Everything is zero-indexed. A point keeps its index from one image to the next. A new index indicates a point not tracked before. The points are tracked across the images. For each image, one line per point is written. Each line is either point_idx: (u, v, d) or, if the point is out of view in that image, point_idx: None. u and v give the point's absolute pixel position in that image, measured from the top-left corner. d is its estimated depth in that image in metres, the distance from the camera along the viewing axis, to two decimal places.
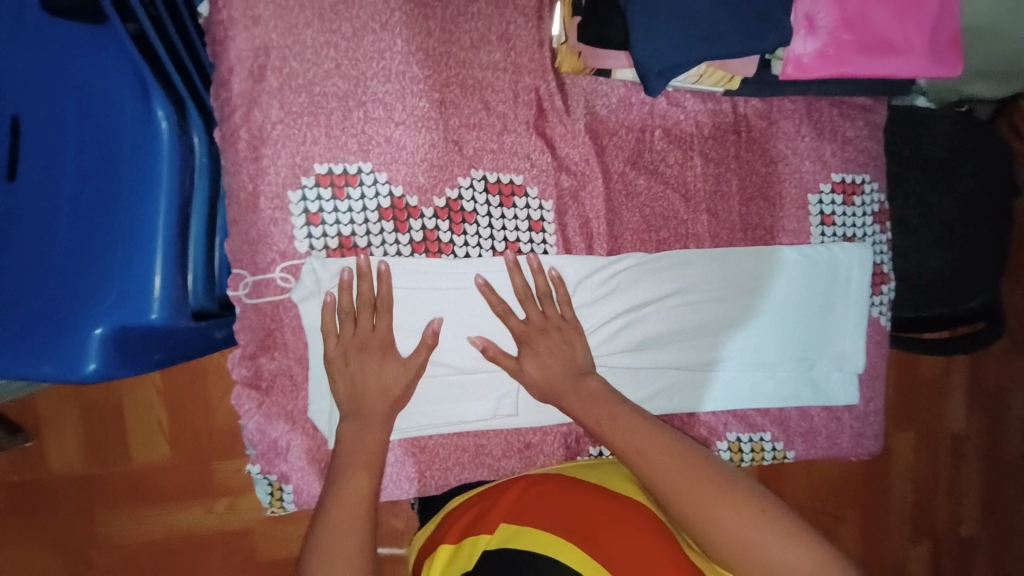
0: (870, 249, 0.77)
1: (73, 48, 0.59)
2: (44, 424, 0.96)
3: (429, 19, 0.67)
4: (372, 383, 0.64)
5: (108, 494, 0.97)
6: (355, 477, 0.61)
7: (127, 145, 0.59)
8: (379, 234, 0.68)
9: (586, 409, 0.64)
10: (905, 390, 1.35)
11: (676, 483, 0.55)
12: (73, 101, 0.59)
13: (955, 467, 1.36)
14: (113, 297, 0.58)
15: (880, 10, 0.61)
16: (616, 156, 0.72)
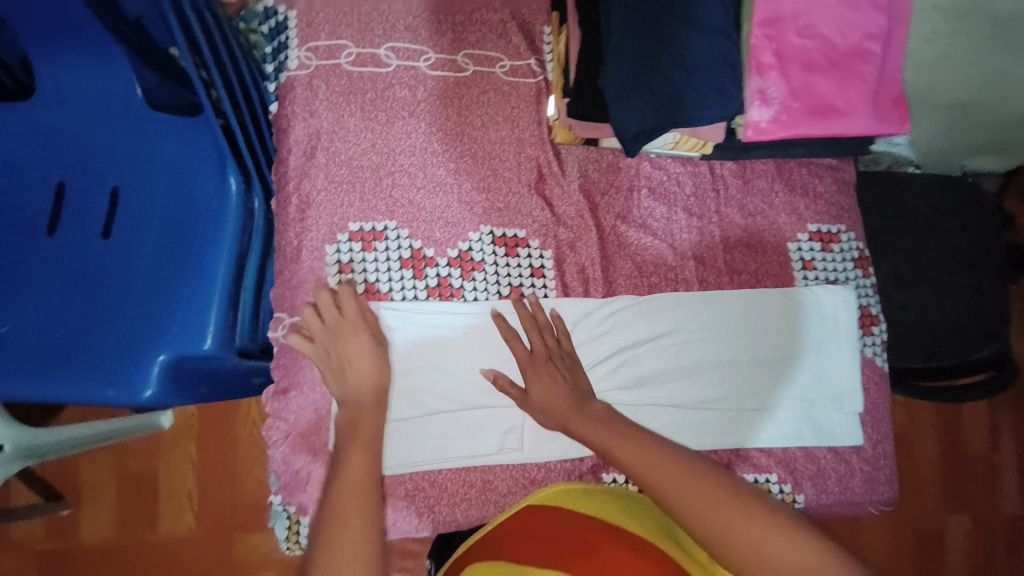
0: (853, 291, 0.82)
1: (171, 134, 0.74)
2: (81, 493, 1.03)
3: (448, 106, 0.82)
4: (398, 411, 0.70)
5: (130, 567, 1.02)
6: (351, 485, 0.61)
7: (202, 208, 0.73)
8: (400, 281, 0.78)
9: (598, 433, 0.69)
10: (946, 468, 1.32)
11: (698, 505, 0.60)
12: (164, 174, 0.74)
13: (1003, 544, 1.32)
14: (175, 330, 0.69)
15: (822, 83, 0.72)
16: (608, 212, 0.82)
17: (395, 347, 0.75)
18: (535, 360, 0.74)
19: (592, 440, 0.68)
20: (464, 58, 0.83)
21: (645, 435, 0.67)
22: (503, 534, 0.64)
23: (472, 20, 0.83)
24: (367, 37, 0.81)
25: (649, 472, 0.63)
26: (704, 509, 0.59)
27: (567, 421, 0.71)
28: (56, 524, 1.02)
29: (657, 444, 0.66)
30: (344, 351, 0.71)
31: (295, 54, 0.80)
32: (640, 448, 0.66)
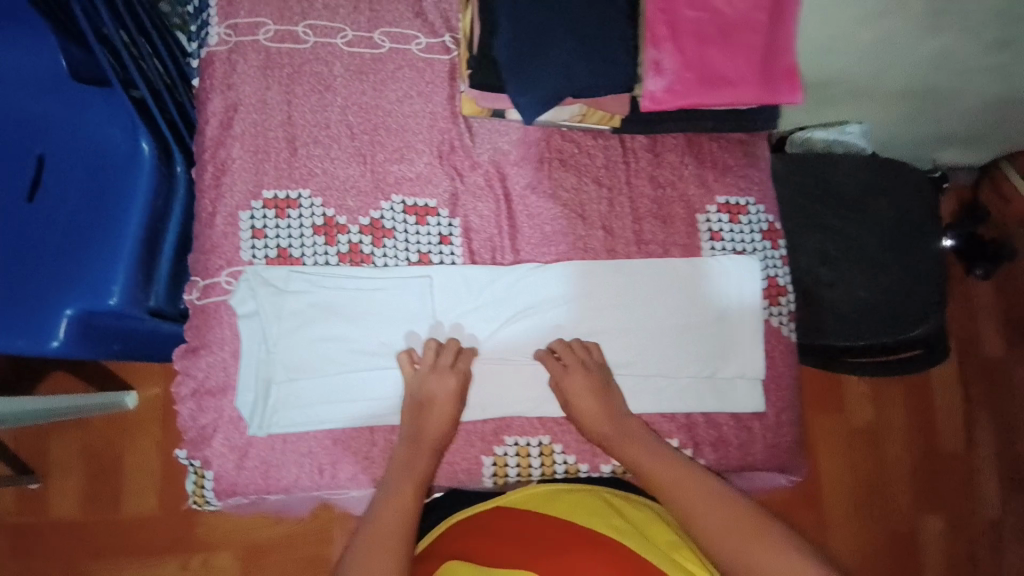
0: (758, 261, 0.84)
1: (94, 105, 0.79)
2: (51, 470, 1.09)
3: (364, 80, 0.84)
4: (432, 419, 0.75)
5: (93, 544, 1.08)
6: (399, 495, 0.70)
7: (120, 175, 0.79)
8: (313, 247, 0.80)
9: (627, 449, 0.74)
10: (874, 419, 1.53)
11: (713, 528, 0.65)
12: (86, 143, 0.79)
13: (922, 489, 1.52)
14: (84, 286, 0.74)
15: (713, 53, 0.74)
16: (518, 182, 0.85)
17: (304, 309, 0.78)
18: (570, 375, 0.77)
19: (623, 455, 0.74)
20: (381, 35, 0.85)
21: (677, 459, 0.72)
22: (477, 529, 0.72)
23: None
24: (287, 15, 0.84)
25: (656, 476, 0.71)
26: (701, 513, 0.67)
27: (603, 437, 0.76)
28: (26, 498, 1.09)
29: (686, 466, 0.72)
30: (437, 391, 0.76)
31: (215, 31, 0.83)
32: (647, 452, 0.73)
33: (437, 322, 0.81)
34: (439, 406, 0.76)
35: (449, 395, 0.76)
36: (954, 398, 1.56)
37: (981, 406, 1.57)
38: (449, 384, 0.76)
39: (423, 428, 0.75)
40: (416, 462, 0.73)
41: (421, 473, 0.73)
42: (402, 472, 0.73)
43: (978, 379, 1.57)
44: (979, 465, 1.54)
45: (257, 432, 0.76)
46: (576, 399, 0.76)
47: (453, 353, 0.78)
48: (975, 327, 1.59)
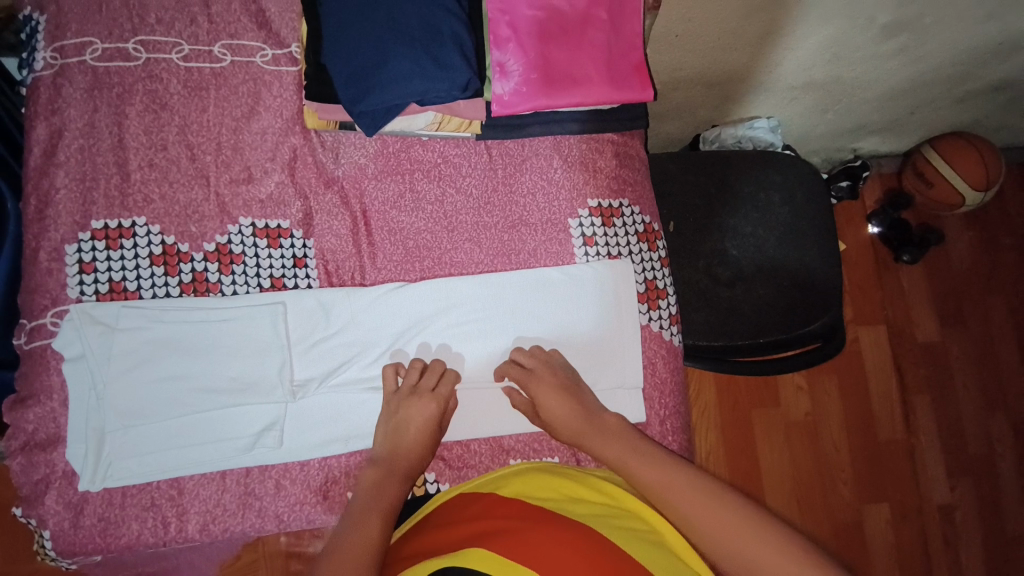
0: (632, 265, 0.82)
1: None
2: None
3: (205, 97, 0.79)
4: (409, 438, 0.70)
5: None
6: (365, 526, 0.62)
7: None
8: (151, 279, 0.74)
9: (606, 446, 0.70)
10: (813, 397, 1.50)
11: (706, 522, 0.60)
12: None
13: (871, 465, 1.49)
14: None
15: (556, 53, 0.72)
16: (377, 197, 0.80)
17: (140, 347, 0.72)
18: (540, 379, 0.74)
19: (599, 450, 0.71)
20: (221, 48, 0.80)
21: (655, 451, 0.69)
22: (439, 524, 0.64)
23: (229, 9, 0.80)
24: (116, 32, 0.78)
25: (647, 480, 0.66)
26: (693, 512, 0.62)
27: (581, 437, 0.72)
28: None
29: (668, 460, 0.67)
30: (413, 414, 0.71)
31: (41, 56, 0.76)
32: (637, 449, 0.69)
33: (291, 351, 0.76)
34: (410, 427, 0.71)
35: (421, 414, 0.71)
36: (890, 387, 1.53)
37: (918, 393, 1.54)
38: (423, 405, 0.71)
39: (395, 448, 0.70)
40: (385, 490, 0.67)
41: (388, 500, 0.66)
42: (366, 500, 0.65)
43: (915, 365, 1.56)
44: (922, 451, 1.52)
45: (91, 486, 0.70)
46: (544, 402, 0.73)
47: (435, 375, 0.74)
48: (906, 313, 1.57)
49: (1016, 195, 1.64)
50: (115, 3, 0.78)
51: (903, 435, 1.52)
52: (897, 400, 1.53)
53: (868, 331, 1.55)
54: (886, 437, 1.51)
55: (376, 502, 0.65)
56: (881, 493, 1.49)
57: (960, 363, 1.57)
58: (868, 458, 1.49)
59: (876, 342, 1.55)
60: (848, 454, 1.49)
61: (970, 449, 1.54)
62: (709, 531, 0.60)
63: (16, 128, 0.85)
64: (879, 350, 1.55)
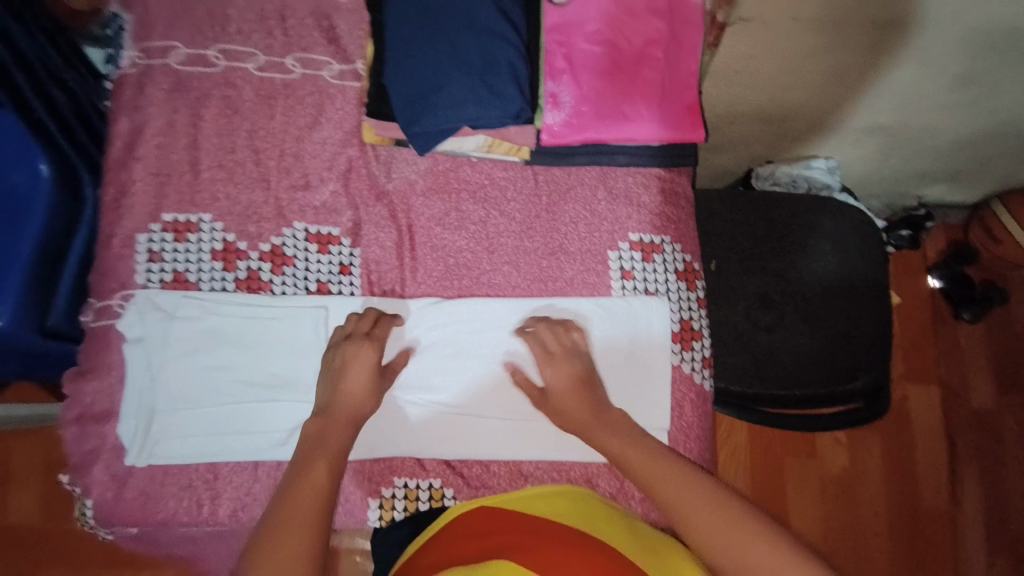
0: (668, 304, 0.82)
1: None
2: (7, 478, 1.17)
3: (274, 106, 0.84)
4: (350, 390, 0.71)
5: (42, 554, 1.14)
6: (313, 474, 0.63)
7: (19, 199, 0.83)
8: (209, 273, 0.79)
9: (607, 437, 0.70)
10: (850, 451, 1.43)
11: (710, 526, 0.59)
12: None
13: (910, 533, 1.40)
14: None
15: (609, 88, 0.73)
16: (424, 213, 0.82)
17: (192, 336, 0.77)
18: (554, 363, 0.75)
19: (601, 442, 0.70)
20: (293, 60, 0.85)
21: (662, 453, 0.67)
22: (459, 536, 0.65)
23: (303, 24, 0.85)
24: (200, 39, 0.84)
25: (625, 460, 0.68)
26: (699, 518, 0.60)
27: (585, 429, 0.72)
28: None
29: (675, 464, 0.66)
30: (351, 362, 0.73)
31: (129, 54, 0.83)
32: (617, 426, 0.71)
33: None
34: (353, 377, 0.72)
35: (368, 363, 0.73)
36: (936, 451, 1.44)
37: (969, 463, 1.45)
38: (366, 351, 0.73)
39: (337, 398, 0.71)
40: (328, 436, 0.68)
41: (336, 446, 0.67)
42: (303, 464, 0.65)
43: (965, 431, 1.46)
44: (967, 525, 1.42)
45: (136, 461, 0.75)
46: (551, 381, 0.75)
47: (371, 321, 0.76)
48: (961, 375, 1.48)
49: None
50: (203, 14, 0.84)
51: (947, 505, 1.42)
52: (943, 467, 1.44)
53: (917, 390, 1.47)
54: (931, 506, 1.42)
55: (319, 451, 0.66)
56: (918, 563, 1.40)
57: (1017, 434, 1.47)
58: (908, 525, 1.41)
59: (925, 402, 1.46)
60: (887, 518, 1.41)
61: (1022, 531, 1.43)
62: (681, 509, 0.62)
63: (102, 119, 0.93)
64: (928, 411, 1.46)
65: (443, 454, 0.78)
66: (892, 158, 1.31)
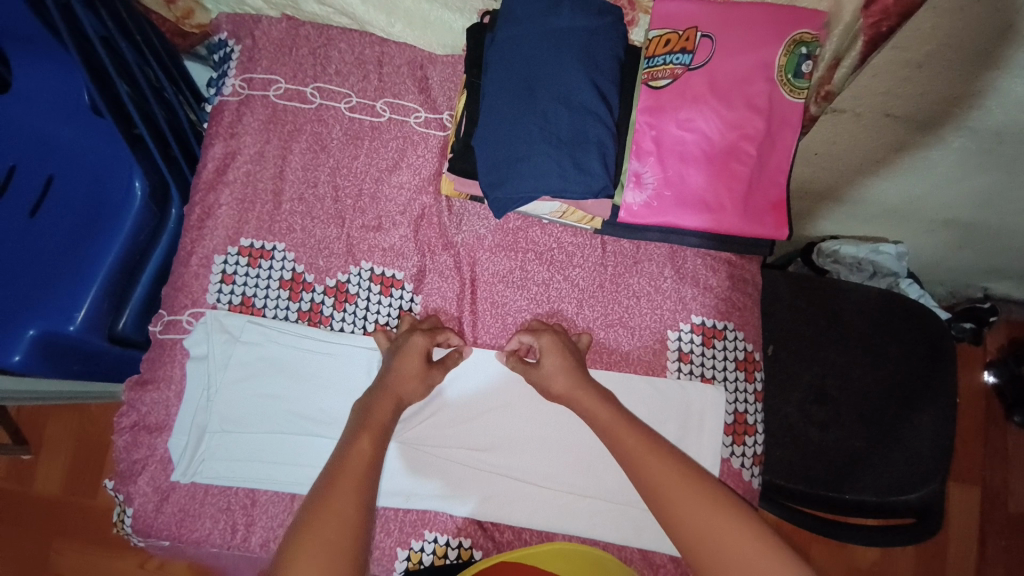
0: (724, 394, 0.80)
1: (100, 136, 0.88)
2: (42, 446, 1.21)
3: (359, 146, 0.86)
4: (396, 374, 0.73)
5: (63, 526, 1.18)
6: (359, 440, 0.65)
7: (111, 210, 0.88)
8: (275, 300, 0.81)
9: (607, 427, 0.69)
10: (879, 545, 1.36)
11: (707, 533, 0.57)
12: (88, 175, 0.88)
13: None
14: (50, 309, 0.82)
15: (693, 176, 0.72)
16: (488, 268, 0.83)
17: (251, 362, 0.79)
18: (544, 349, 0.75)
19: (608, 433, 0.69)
20: (383, 105, 0.87)
21: (669, 457, 0.65)
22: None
23: (398, 71, 0.88)
24: (300, 76, 0.88)
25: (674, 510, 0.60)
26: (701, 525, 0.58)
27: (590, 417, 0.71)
28: (15, 468, 1.20)
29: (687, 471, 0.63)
30: (407, 343, 0.75)
31: (232, 82, 0.88)
32: (676, 485, 0.62)
33: None
34: (403, 360, 0.73)
35: (418, 350, 0.74)
36: (970, 555, 1.36)
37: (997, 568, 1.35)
38: (417, 340, 0.75)
39: (390, 375, 0.73)
40: (373, 415, 0.69)
41: (380, 420, 0.68)
42: (338, 464, 0.63)
43: (999, 534, 1.37)
44: None
45: (181, 478, 0.76)
46: (544, 356, 0.75)
47: (433, 326, 0.79)
48: (1004, 478, 1.39)
49: None
50: (306, 53, 0.88)
51: None
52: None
53: (961, 492, 1.39)
54: None
55: (370, 422, 0.68)
56: None
57: None
58: None
59: (966, 505, 1.38)
60: None
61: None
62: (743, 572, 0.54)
63: (196, 140, 0.98)
64: (968, 514, 1.38)
65: (457, 513, 0.76)
66: (963, 252, 1.27)
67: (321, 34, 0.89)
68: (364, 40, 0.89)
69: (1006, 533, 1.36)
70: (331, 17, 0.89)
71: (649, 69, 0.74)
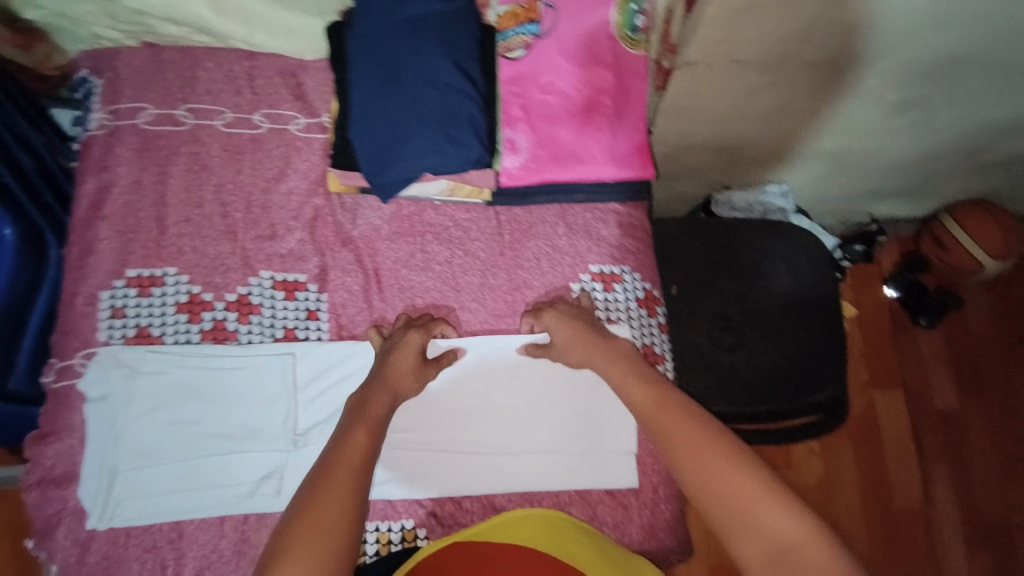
0: (628, 331, 0.84)
1: None
2: None
3: (240, 159, 0.85)
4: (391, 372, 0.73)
5: None
6: (354, 433, 0.65)
7: None
8: (175, 325, 0.79)
9: (614, 371, 0.73)
10: (822, 458, 1.42)
11: (695, 459, 0.61)
12: None
13: (893, 542, 1.38)
14: None
15: (562, 133, 0.77)
16: (389, 257, 0.84)
17: (157, 391, 0.76)
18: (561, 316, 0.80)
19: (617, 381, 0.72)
20: (260, 116, 0.87)
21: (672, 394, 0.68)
22: None
23: (271, 81, 0.88)
24: (168, 100, 0.86)
25: (671, 438, 0.63)
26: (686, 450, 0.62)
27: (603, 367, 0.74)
28: None
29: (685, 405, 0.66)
30: (400, 343, 0.76)
31: (97, 116, 0.86)
32: (689, 440, 0.62)
33: (296, 402, 0.79)
34: (399, 356, 0.75)
35: (414, 346, 0.76)
36: (907, 452, 1.44)
37: (937, 462, 1.45)
38: (414, 336, 0.77)
39: (388, 374, 0.73)
40: (368, 408, 0.69)
41: (374, 416, 0.68)
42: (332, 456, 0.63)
43: (931, 431, 1.47)
44: (944, 527, 1.40)
45: (98, 524, 0.73)
46: (554, 332, 0.80)
47: (426, 321, 0.81)
48: (921, 376, 1.50)
49: None
50: (172, 76, 0.87)
51: (929, 513, 1.41)
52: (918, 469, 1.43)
53: (883, 396, 1.48)
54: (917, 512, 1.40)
55: (366, 414, 0.68)
56: None
57: (983, 435, 1.47)
58: (891, 534, 1.39)
59: (890, 407, 1.47)
60: (881, 531, 1.38)
61: (989, 521, 1.42)
62: (723, 492, 0.58)
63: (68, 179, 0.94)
64: (895, 415, 1.47)
65: (421, 496, 0.78)
66: (841, 183, 1.37)
67: (186, 56, 0.88)
68: (231, 56, 0.88)
69: (932, 428, 1.47)
70: (191, 37, 0.89)
71: (504, 43, 0.78)
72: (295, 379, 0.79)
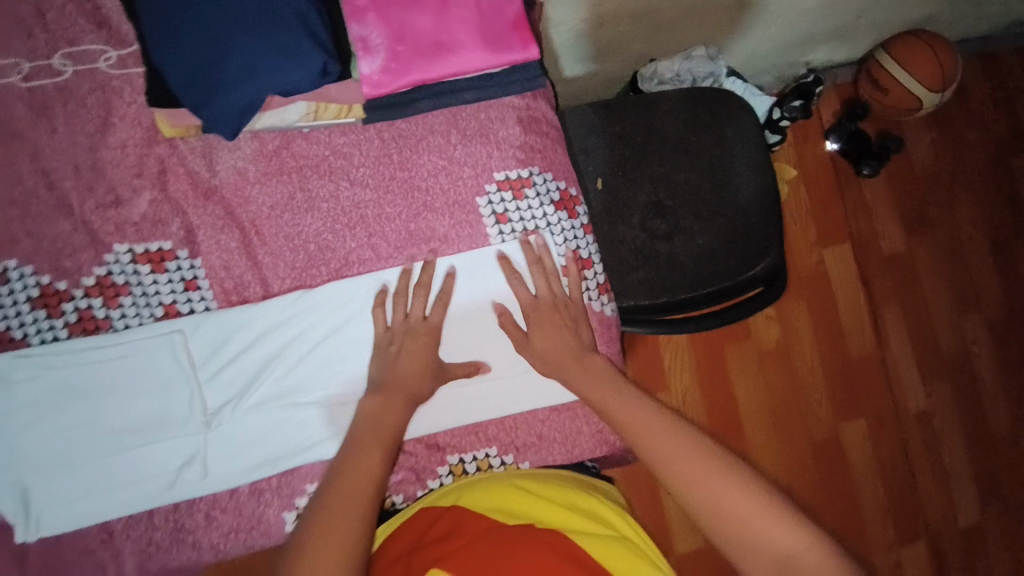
0: (550, 238, 0.79)
1: None
2: None
3: (52, 117, 0.71)
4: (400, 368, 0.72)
5: None
6: (367, 452, 0.65)
7: None
8: (36, 323, 0.70)
9: (587, 379, 0.72)
10: (778, 320, 1.42)
11: (679, 461, 0.61)
12: None
13: (851, 386, 1.43)
14: None
15: (420, 20, 0.65)
16: (263, 202, 0.74)
17: (41, 397, 0.69)
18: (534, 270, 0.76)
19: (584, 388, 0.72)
20: (61, 59, 0.71)
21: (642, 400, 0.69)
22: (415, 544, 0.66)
23: (64, 13, 0.72)
24: None
25: (652, 451, 0.63)
26: (668, 463, 0.61)
27: (564, 369, 0.74)
28: None
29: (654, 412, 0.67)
30: (407, 348, 0.73)
31: None
32: (671, 453, 0.62)
33: (197, 381, 0.72)
34: (408, 360, 0.72)
35: (417, 354, 0.73)
36: (858, 300, 1.45)
37: (890, 303, 1.47)
38: (417, 340, 0.73)
39: (390, 381, 0.71)
40: (383, 418, 0.68)
41: (392, 423, 0.68)
42: (345, 473, 0.63)
43: (882, 274, 1.47)
44: (896, 362, 1.47)
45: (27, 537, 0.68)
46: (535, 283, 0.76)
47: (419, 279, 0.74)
48: (868, 220, 1.47)
49: (983, 87, 1.51)
50: None
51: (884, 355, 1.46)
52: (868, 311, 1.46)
53: (832, 250, 1.45)
54: (873, 352, 1.45)
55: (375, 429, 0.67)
56: (878, 419, 1.44)
57: (928, 269, 1.49)
58: (848, 378, 1.44)
59: (840, 260, 1.45)
60: (842, 377, 1.43)
61: (945, 351, 1.49)
62: (714, 497, 0.58)
63: None
64: (846, 268, 1.45)
65: None
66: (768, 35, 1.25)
67: None
68: None
69: (884, 268, 1.48)
70: None
71: None
72: (190, 355, 0.72)
